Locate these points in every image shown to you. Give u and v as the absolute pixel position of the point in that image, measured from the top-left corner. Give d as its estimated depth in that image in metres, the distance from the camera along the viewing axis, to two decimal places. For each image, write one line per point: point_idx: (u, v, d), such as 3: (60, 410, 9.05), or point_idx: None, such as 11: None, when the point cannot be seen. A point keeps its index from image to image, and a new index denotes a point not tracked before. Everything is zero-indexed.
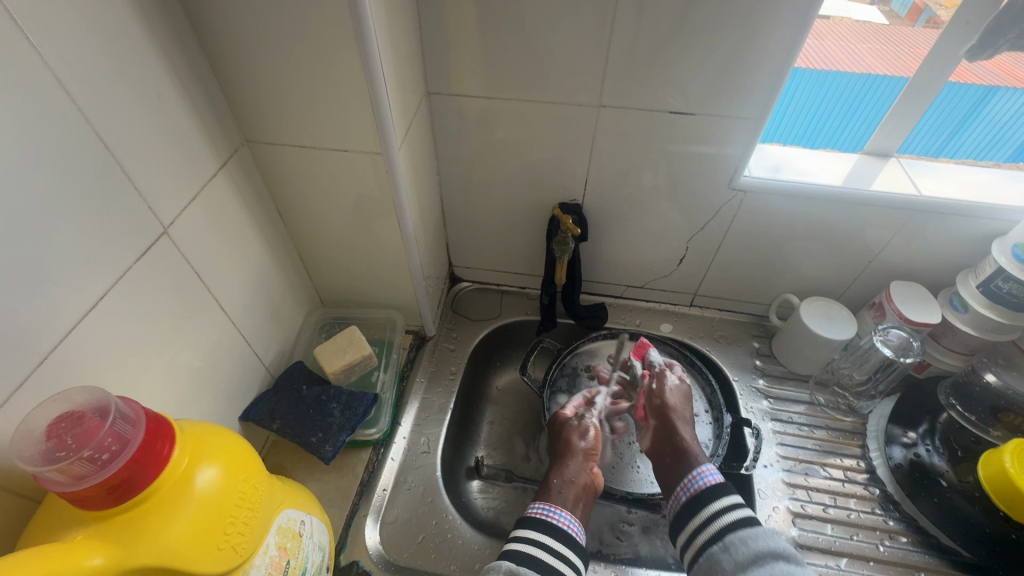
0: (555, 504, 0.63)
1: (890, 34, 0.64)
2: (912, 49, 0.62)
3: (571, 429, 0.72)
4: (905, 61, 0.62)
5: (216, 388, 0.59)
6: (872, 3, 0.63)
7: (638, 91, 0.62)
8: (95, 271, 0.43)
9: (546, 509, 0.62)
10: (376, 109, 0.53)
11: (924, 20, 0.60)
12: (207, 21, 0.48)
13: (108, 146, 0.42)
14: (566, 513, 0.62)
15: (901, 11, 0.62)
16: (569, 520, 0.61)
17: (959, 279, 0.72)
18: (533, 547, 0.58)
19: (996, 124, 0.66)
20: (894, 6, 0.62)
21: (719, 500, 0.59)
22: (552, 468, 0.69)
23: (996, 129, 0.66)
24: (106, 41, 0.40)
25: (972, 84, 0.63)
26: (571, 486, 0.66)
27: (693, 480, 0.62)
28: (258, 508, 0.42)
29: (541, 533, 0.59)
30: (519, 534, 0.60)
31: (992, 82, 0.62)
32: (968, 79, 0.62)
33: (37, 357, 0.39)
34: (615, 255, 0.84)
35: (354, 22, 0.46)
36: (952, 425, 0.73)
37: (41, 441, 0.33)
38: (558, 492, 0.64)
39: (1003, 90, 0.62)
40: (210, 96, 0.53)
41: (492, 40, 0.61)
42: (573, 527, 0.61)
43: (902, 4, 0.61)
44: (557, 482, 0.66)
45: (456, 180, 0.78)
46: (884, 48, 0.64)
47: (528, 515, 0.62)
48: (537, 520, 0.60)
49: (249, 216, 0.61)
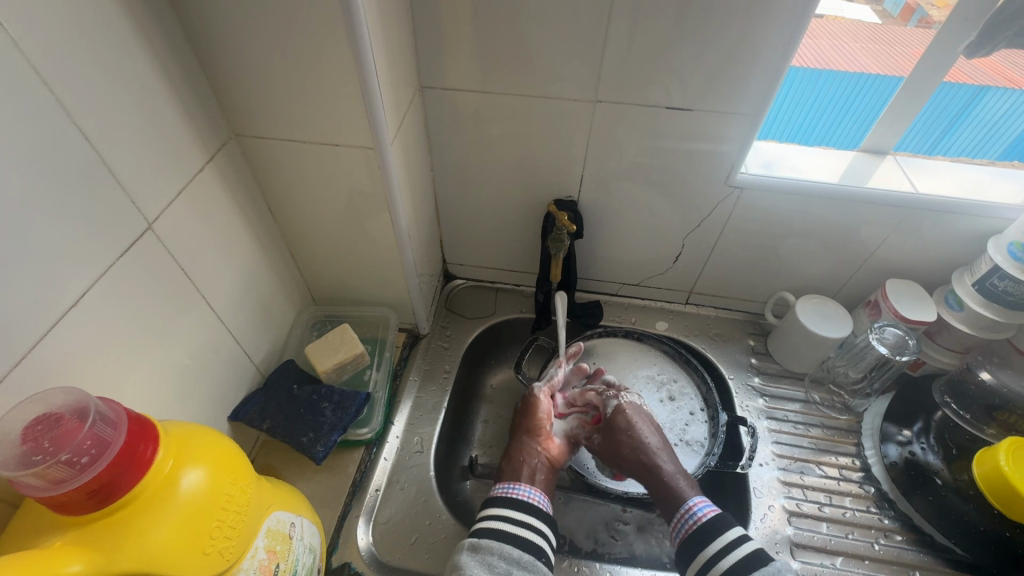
0: (513, 480, 0.66)
1: (883, 33, 0.64)
2: (906, 49, 0.61)
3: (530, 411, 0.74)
4: (899, 60, 0.62)
5: (205, 387, 0.58)
6: (866, 3, 0.63)
7: (634, 87, 0.62)
8: (77, 268, 0.41)
9: (507, 486, 0.65)
10: (368, 103, 0.52)
11: (916, 20, 0.60)
12: (192, 10, 0.47)
13: (89, 139, 0.41)
14: (525, 487, 0.64)
15: (892, 11, 0.63)
16: (529, 491, 0.64)
17: (954, 277, 0.72)
18: (496, 521, 0.60)
19: (987, 122, 0.66)
20: (886, 6, 0.63)
21: (718, 538, 0.59)
22: (510, 447, 0.71)
23: (987, 129, 0.67)
24: (88, 30, 0.39)
25: (964, 84, 0.63)
26: (525, 465, 0.68)
27: (684, 519, 0.62)
28: (246, 510, 0.40)
29: (500, 509, 0.62)
30: (484, 513, 0.62)
31: (984, 83, 0.62)
32: (962, 80, 0.62)
33: (15, 357, 0.38)
34: (610, 253, 0.84)
35: (344, 13, 0.45)
36: (947, 423, 0.73)
37: (16, 445, 0.32)
38: (512, 471, 0.67)
39: (996, 89, 0.62)
40: (197, 88, 0.51)
41: (486, 34, 0.60)
42: (533, 496, 0.64)
43: (894, 4, 0.62)
44: (511, 462, 0.68)
45: (449, 176, 0.77)
46: (878, 47, 0.63)
47: (493, 495, 0.64)
48: (497, 497, 0.63)
49: (238, 212, 0.60)
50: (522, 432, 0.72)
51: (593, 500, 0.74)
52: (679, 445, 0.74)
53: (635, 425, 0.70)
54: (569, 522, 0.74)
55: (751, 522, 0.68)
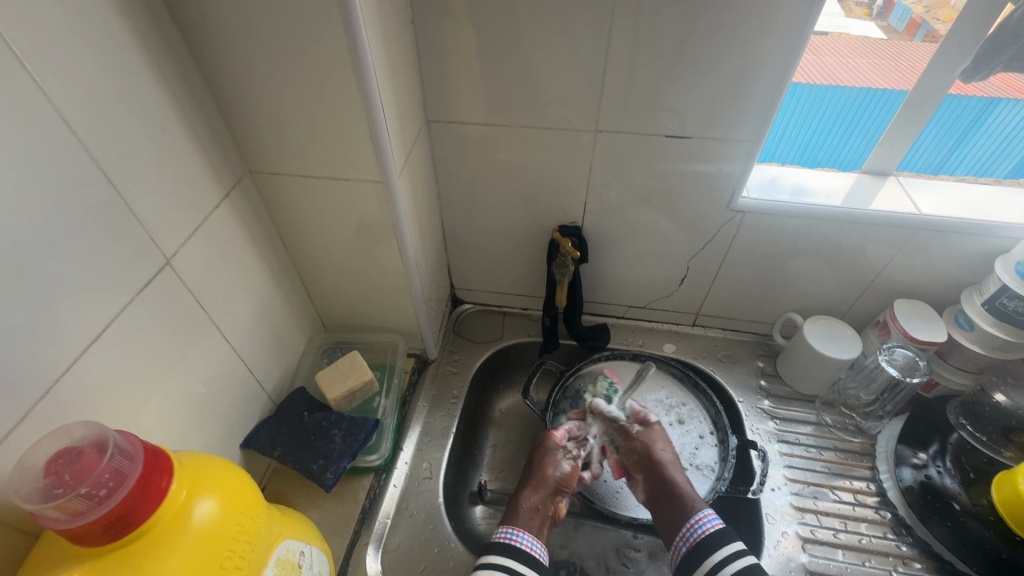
0: (518, 527, 0.64)
1: (890, 49, 0.63)
2: (911, 63, 0.61)
3: (551, 458, 0.71)
4: (905, 73, 0.62)
5: (219, 415, 0.59)
6: (871, 18, 0.63)
7: (633, 117, 0.64)
8: (99, 303, 0.43)
9: (509, 531, 0.63)
10: (376, 140, 0.54)
11: (922, 34, 0.60)
12: (210, 57, 0.50)
13: (112, 181, 0.43)
14: (528, 536, 0.63)
15: (897, 27, 0.62)
16: (531, 542, 0.62)
17: (963, 297, 0.72)
18: (500, 573, 0.58)
19: (999, 135, 0.65)
20: (890, 22, 0.63)
21: (722, 548, 0.60)
22: (522, 489, 0.69)
23: (999, 143, 0.66)
24: (112, 80, 0.42)
25: (974, 97, 0.62)
26: (535, 517, 0.66)
27: (691, 530, 0.62)
28: (256, 541, 0.41)
29: (504, 557, 0.60)
30: (486, 560, 0.60)
31: (994, 95, 0.61)
32: (971, 92, 0.62)
33: (42, 388, 0.40)
34: (616, 276, 0.85)
35: (353, 58, 0.48)
36: (963, 445, 0.71)
37: (39, 478, 0.33)
38: (521, 517, 0.65)
39: (1005, 101, 0.61)
40: (215, 128, 0.54)
41: (489, 69, 0.62)
42: (534, 547, 0.62)
43: (899, 19, 0.62)
44: (525, 506, 0.66)
45: (456, 204, 0.79)
46: (883, 62, 0.63)
47: (495, 539, 0.63)
48: (500, 544, 0.61)
49: (252, 243, 0.62)
50: (537, 478, 0.69)
51: (604, 525, 0.73)
52: (689, 470, 0.74)
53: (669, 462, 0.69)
54: (580, 547, 0.73)
55: (766, 548, 0.67)
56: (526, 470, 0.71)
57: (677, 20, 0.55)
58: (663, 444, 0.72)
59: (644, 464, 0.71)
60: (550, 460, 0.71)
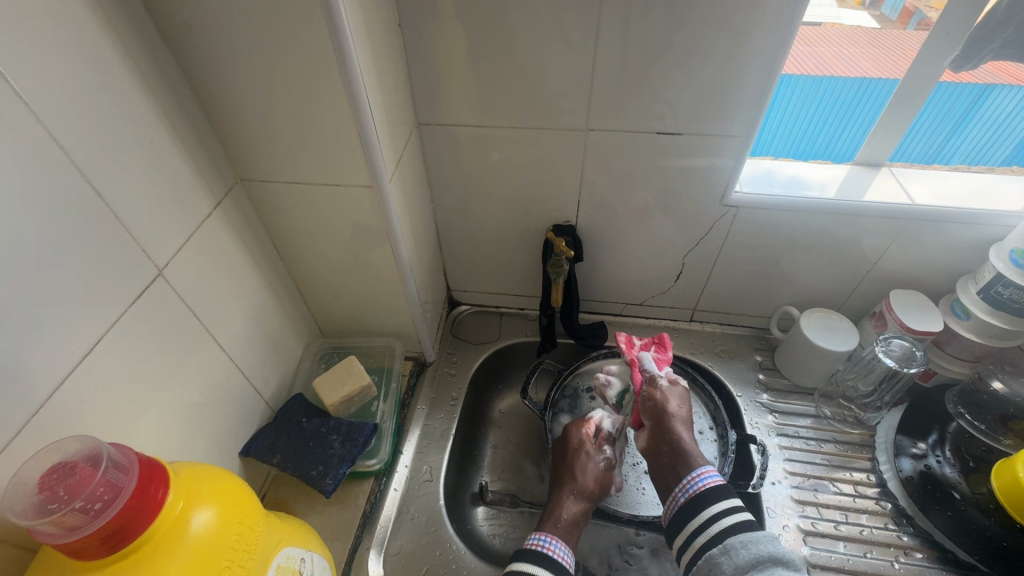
0: (552, 536, 0.63)
1: (883, 37, 0.63)
2: (904, 51, 0.61)
3: (590, 463, 0.70)
4: (897, 62, 0.62)
5: (217, 424, 0.59)
6: (863, 7, 0.64)
7: (623, 115, 0.64)
8: (92, 316, 0.43)
9: (541, 539, 0.62)
10: (365, 144, 0.54)
11: (915, 22, 0.60)
12: (197, 66, 0.49)
13: (99, 193, 0.43)
14: (560, 544, 0.62)
15: (891, 15, 0.63)
16: (562, 551, 0.61)
17: (959, 286, 0.71)
18: None
19: (994, 121, 0.65)
20: (884, 10, 0.63)
21: (722, 501, 0.59)
22: (559, 494, 0.68)
23: (995, 129, 0.66)
24: (98, 93, 0.42)
25: (968, 84, 0.62)
26: (570, 525, 0.65)
27: (692, 481, 0.63)
28: (254, 550, 0.41)
29: (535, 565, 0.59)
30: (516, 567, 0.59)
31: (989, 81, 0.61)
32: (964, 79, 0.62)
33: (35, 404, 0.39)
34: (612, 274, 0.85)
35: (340, 64, 0.48)
36: (962, 434, 0.71)
37: (33, 494, 0.33)
38: (557, 527, 0.64)
39: (1000, 87, 0.61)
40: (204, 138, 0.54)
41: (479, 72, 0.62)
42: (565, 555, 0.61)
43: (892, 8, 0.62)
44: (562, 516, 0.65)
45: (450, 206, 0.79)
46: (878, 51, 0.63)
47: (524, 547, 0.62)
48: (530, 550, 0.61)
49: (244, 251, 0.62)
50: (575, 487, 0.68)
51: (605, 523, 0.73)
52: None
53: (677, 426, 0.68)
54: (582, 546, 0.73)
55: None
56: (561, 472, 0.70)
57: (665, 16, 0.55)
58: (676, 400, 0.71)
59: (655, 414, 0.70)
60: (589, 468, 0.69)
